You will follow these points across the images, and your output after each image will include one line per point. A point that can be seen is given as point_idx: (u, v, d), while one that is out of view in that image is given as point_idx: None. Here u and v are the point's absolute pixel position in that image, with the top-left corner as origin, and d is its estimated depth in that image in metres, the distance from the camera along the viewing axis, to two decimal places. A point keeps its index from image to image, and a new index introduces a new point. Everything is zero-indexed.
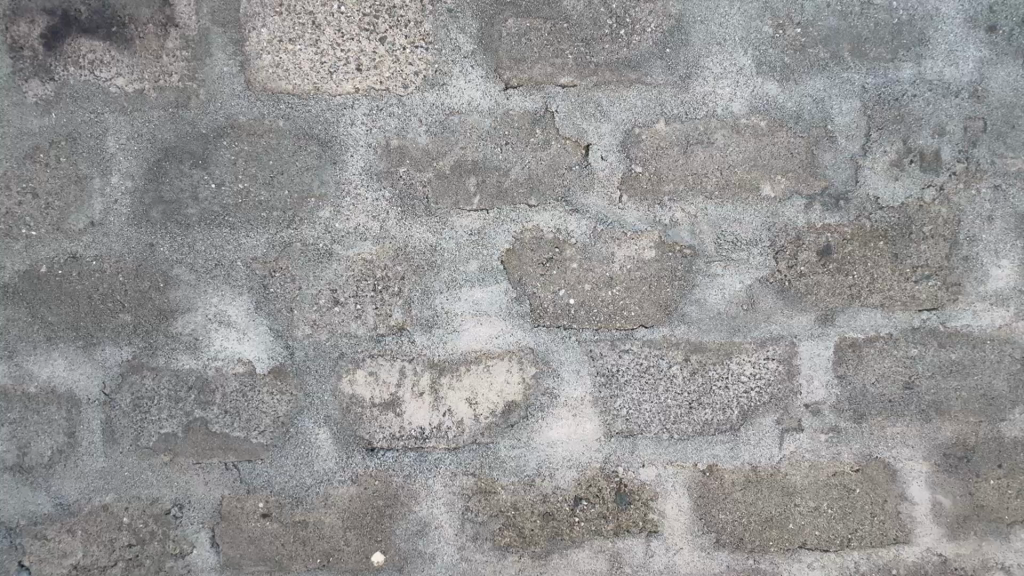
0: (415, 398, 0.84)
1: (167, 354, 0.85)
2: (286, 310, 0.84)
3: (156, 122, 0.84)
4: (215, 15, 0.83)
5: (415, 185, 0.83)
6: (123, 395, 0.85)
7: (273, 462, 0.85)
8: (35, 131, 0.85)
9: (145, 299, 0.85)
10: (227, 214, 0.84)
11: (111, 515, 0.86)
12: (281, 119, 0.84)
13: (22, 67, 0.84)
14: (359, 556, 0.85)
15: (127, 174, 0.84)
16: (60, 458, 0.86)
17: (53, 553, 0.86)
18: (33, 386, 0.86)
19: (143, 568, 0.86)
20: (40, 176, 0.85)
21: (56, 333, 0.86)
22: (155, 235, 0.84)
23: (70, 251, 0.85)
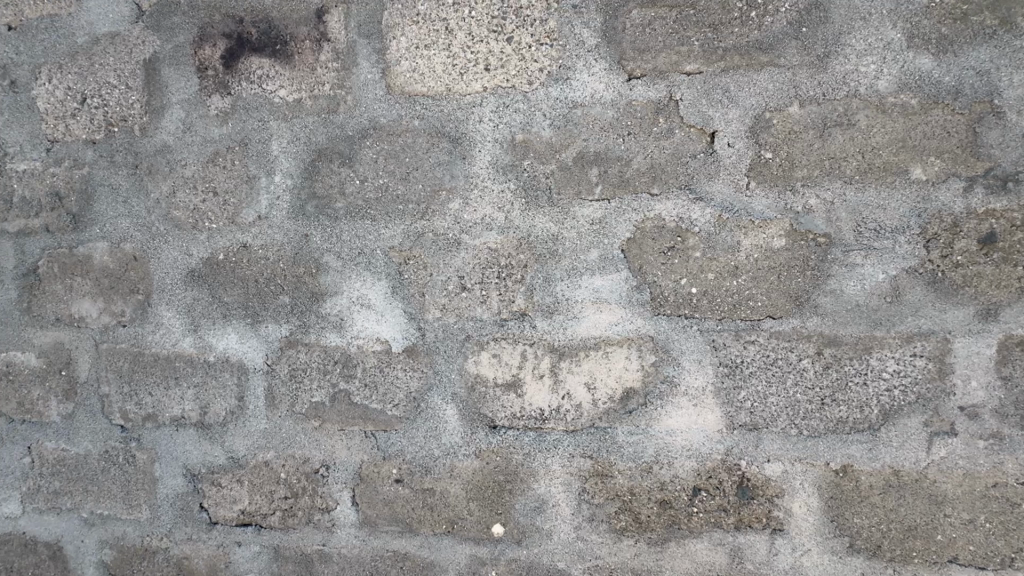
0: (536, 380, 0.88)
1: (318, 332, 0.96)
2: (418, 295, 0.92)
3: (310, 127, 0.95)
4: (361, 28, 0.93)
5: (539, 177, 0.87)
6: (282, 366, 0.98)
7: (406, 434, 0.93)
8: (216, 138, 0.99)
9: (301, 283, 0.96)
10: (368, 207, 0.93)
11: (271, 470, 0.99)
12: (416, 119, 0.91)
13: (207, 84, 0.99)
14: (481, 526, 0.91)
15: (288, 174, 0.96)
16: (232, 418, 1.01)
17: (226, 498, 1.01)
18: (212, 355, 1.01)
19: (296, 519, 0.98)
20: (219, 176, 0.99)
21: (230, 311, 1.00)
22: (310, 227, 0.95)
23: (242, 240, 0.99)
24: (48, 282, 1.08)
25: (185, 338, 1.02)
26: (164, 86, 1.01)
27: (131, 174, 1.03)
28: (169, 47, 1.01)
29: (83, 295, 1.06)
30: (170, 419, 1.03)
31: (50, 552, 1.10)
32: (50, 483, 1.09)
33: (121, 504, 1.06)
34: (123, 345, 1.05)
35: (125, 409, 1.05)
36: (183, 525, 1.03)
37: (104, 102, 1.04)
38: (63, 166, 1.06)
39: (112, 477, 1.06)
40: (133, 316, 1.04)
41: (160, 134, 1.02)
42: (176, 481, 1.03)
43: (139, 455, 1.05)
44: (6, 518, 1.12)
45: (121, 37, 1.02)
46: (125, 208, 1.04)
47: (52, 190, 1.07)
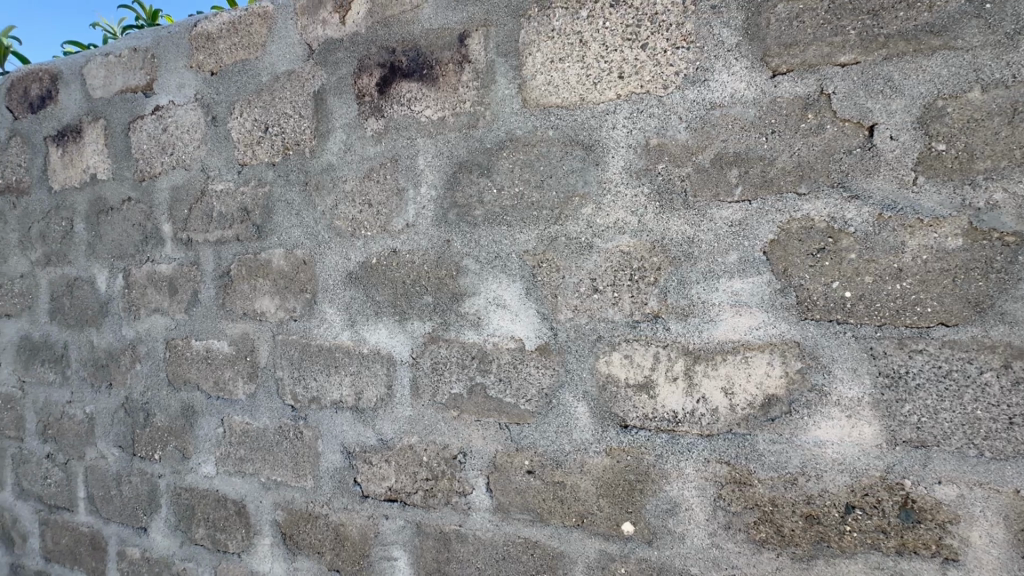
0: (670, 383, 0.89)
1: (457, 329, 1.05)
2: (551, 296, 0.96)
3: (452, 141, 1.04)
4: (499, 47, 1.00)
5: (674, 180, 0.87)
6: (425, 359, 1.08)
7: (538, 428, 0.98)
8: (371, 156, 1.12)
9: (443, 284, 1.05)
10: (505, 213, 1.00)
11: (415, 453, 1.09)
12: (551, 129, 0.96)
13: (364, 109, 1.13)
14: (611, 523, 0.93)
15: (432, 185, 1.06)
16: (381, 404, 1.13)
17: (376, 475, 1.14)
18: (366, 347, 1.14)
19: (436, 499, 1.07)
20: (374, 189, 1.12)
21: (381, 308, 1.12)
22: (451, 233, 1.04)
23: (392, 246, 1.10)
24: (238, 282, 1.29)
25: (344, 331, 1.17)
26: (329, 113, 1.17)
27: (302, 190, 1.20)
28: (334, 79, 1.16)
29: (264, 294, 1.26)
30: (331, 402, 1.18)
31: (236, 509, 1.31)
32: (237, 450, 1.31)
33: (290, 473, 1.23)
34: (294, 336, 1.22)
35: (296, 392, 1.22)
36: (340, 496, 1.18)
37: (282, 130, 1.22)
38: (250, 185, 1.27)
39: (285, 449, 1.24)
40: (302, 312, 1.21)
41: (325, 155, 1.18)
42: (335, 456, 1.18)
43: (305, 432, 1.21)
44: (204, 477, 1.35)
45: (296, 74, 1.20)
46: (297, 219, 1.21)
47: (242, 206, 1.28)
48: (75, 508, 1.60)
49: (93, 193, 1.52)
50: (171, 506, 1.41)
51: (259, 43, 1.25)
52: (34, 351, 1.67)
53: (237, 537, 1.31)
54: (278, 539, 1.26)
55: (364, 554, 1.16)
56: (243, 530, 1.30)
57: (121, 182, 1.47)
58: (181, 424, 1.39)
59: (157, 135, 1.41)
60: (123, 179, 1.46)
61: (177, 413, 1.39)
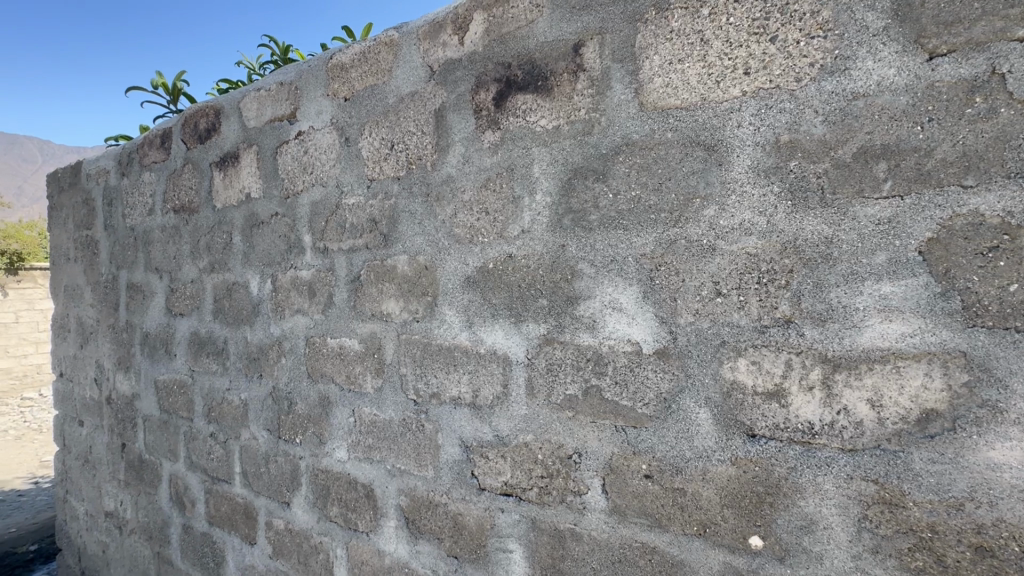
0: (805, 392, 0.84)
1: (572, 331, 1.07)
2: (671, 299, 0.95)
3: (567, 149, 1.07)
4: (615, 54, 1.01)
5: (809, 177, 0.83)
6: (540, 360, 1.11)
7: (657, 432, 0.97)
8: (488, 166, 1.19)
9: (558, 288, 1.08)
10: (621, 217, 1.00)
11: (530, 451, 1.13)
12: (669, 132, 0.95)
13: (481, 123, 1.19)
14: (737, 535, 0.90)
15: (547, 192, 1.10)
16: (498, 402, 1.18)
17: (493, 470, 1.19)
18: (483, 347, 1.20)
19: (551, 496, 1.10)
20: (491, 198, 1.18)
21: (497, 311, 1.17)
22: (566, 238, 1.07)
23: (508, 251, 1.16)
24: (367, 286, 1.42)
25: (462, 332, 1.24)
26: (449, 129, 1.25)
27: (424, 201, 1.30)
28: (453, 96, 1.24)
29: (389, 297, 1.37)
30: (450, 398, 1.26)
31: (365, 492, 1.44)
32: (366, 439, 1.44)
33: (413, 463, 1.34)
34: (416, 336, 1.32)
35: (418, 387, 1.32)
36: (458, 486, 1.25)
37: (406, 146, 1.33)
38: (378, 198, 1.40)
39: (408, 440, 1.35)
40: (424, 313, 1.31)
41: (445, 168, 1.26)
42: (454, 449, 1.26)
43: (426, 425, 1.31)
44: (338, 461, 1.50)
45: (419, 94, 1.31)
46: (420, 228, 1.31)
47: (371, 217, 1.41)
48: (232, 481, 1.85)
49: (248, 210, 1.76)
50: (310, 485, 1.59)
51: (386, 69, 1.37)
52: (202, 345, 1.97)
53: (366, 517, 1.44)
54: (402, 523, 1.36)
55: (481, 543, 1.22)
56: (371, 512, 1.43)
57: (270, 199, 1.69)
58: (319, 412, 1.56)
59: (299, 157, 1.59)
60: (272, 197, 1.68)
61: (315, 403, 1.57)
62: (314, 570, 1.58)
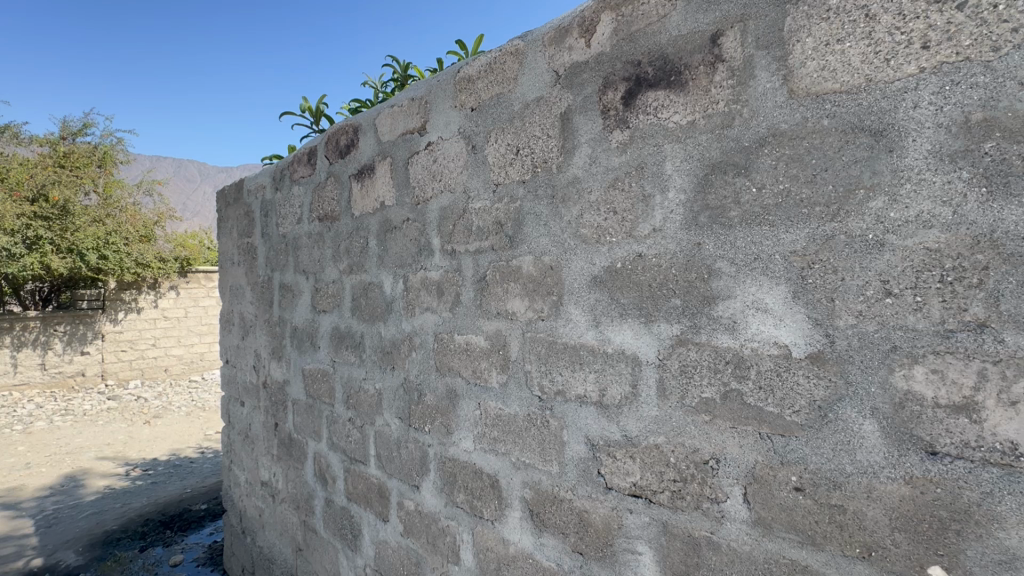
0: (1004, 406, 0.74)
1: (709, 332, 1.03)
2: (827, 300, 0.88)
3: (704, 143, 1.03)
4: (759, 40, 0.96)
5: (1011, 159, 0.73)
6: (673, 361, 1.09)
7: (810, 442, 0.91)
8: (616, 166, 1.18)
9: (693, 287, 1.05)
10: (767, 213, 0.95)
11: (661, 453, 1.11)
12: (826, 118, 0.88)
13: (609, 123, 1.20)
14: (912, 563, 0.81)
15: (681, 189, 1.07)
16: (626, 402, 1.17)
17: (620, 469, 1.19)
18: (610, 347, 1.20)
19: (685, 502, 1.07)
20: (619, 198, 1.18)
21: (626, 310, 1.17)
22: (703, 236, 1.04)
23: (638, 251, 1.15)
24: (493, 286, 1.49)
25: (588, 331, 1.25)
26: (575, 131, 1.27)
27: (549, 203, 1.33)
28: (580, 99, 1.26)
29: (515, 296, 1.42)
30: (576, 396, 1.28)
31: (490, 482, 1.51)
32: (491, 431, 1.51)
33: (538, 457, 1.37)
34: (542, 334, 1.36)
35: (543, 384, 1.36)
36: (584, 484, 1.26)
37: (531, 151, 1.37)
38: (503, 202, 1.46)
39: (533, 435, 1.38)
40: (549, 312, 1.33)
41: (571, 169, 1.28)
42: (580, 447, 1.27)
43: (551, 421, 1.33)
44: (464, 451, 1.60)
45: (545, 99, 1.34)
46: (545, 230, 1.34)
47: (496, 220, 1.48)
48: (368, 462, 2.05)
49: (383, 217, 1.94)
50: (438, 471, 1.70)
51: (512, 77, 1.43)
52: (342, 339, 2.20)
53: (491, 506, 1.51)
54: (526, 515, 1.41)
55: (608, 542, 1.22)
56: (496, 501, 1.50)
57: (403, 206, 1.83)
58: (446, 404, 1.66)
59: (429, 166, 1.72)
60: (404, 204, 1.83)
61: (443, 395, 1.67)
62: (442, 551, 1.69)
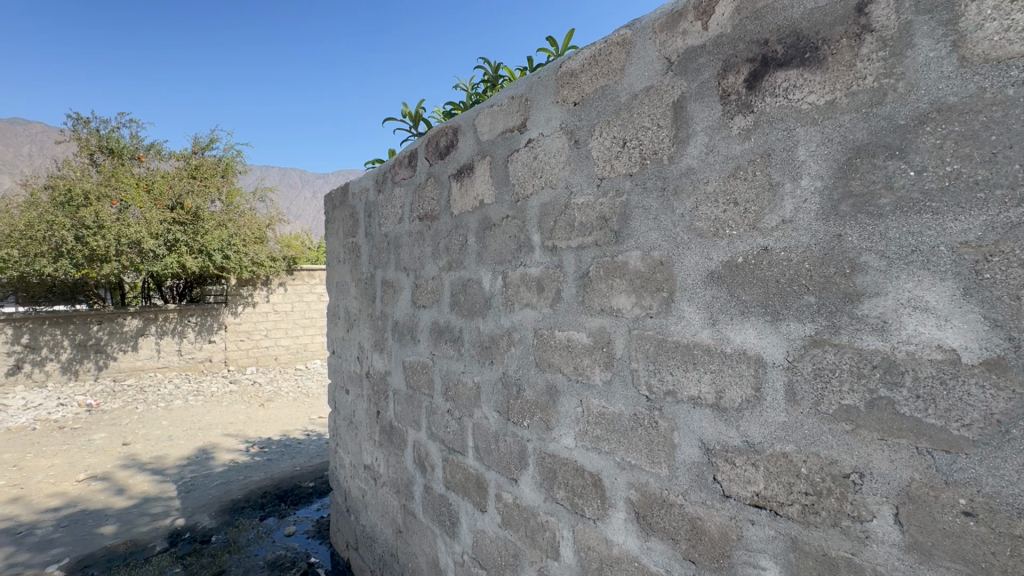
0: None
1: (851, 333, 0.94)
2: (1011, 298, 0.77)
3: (848, 125, 0.94)
4: (920, 4, 0.85)
5: None
6: (806, 364, 1.00)
7: (985, 461, 0.79)
8: (737, 154, 1.11)
9: (831, 284, 0.96)
10: (929, 199, 0.84)
11: (790, 462, 1.03)
12: (1011, 87, 0.76)
13: (730, 109, 1.13)
14: None
15: (817, 176, 0.98)
16: (748, 406, 1.10)
17: (740, 477, 1.11)
18: (729, 347, 1.13)
19: (819, 518, 0.99)
20: (741, 188, 1.11)
21: (748, 308, 1.09)
22: (844, 226, 0.94)
23: (763, 244, 1.07)
24: (596, 282, 1.47)
25: (704, 330, 1.18)
26: (690, 119, 1.21)
27: (659, 196, 1.28)
28: (695, 85, 1.20)
29: (621, 292, 1.39)
30: (688, 397, 1.22)
31: (592, 480, 1.49)
32: (594, 429, 1.49)
33: (645, 458, 1.33)
34: (650, 332, 1.31)
35: (651, 383, 1.31)
36: (698, 490, 1.20)
37: (640, 142, 1.33)
38: (608, 196, 1.42)
39: (639, 435, 1.34)
40: (659, 309, 1.28)
41: (685, 160, 1.22)
42: (693, 450, 1.21)
43: (661, 422, 1.29)
44: (565, 447, 1.59)
45: (655, 88, 1.29)
46: (654, 223, 1.29)
47: (601, 215, 1.45)
48: (466, 453, 2.11)
49: (482, 214, 1.98)
50: (537, 466, 1.71)
51: (618, 68, 1.40)
52: (441, 333, 2.29)
53: (593, 505, 1.49)
54: (632, 516, 1.37)
55: (725, 553, 1.15)
56: (598, 500, 1.48)
57: (502, 204, 1.86)
58: (546, 400, 1.67)
59: (529, 163, 1.73)
60: (503, 202, 1.85)
61: (543, 391, 1.68)
62: (541, 546, 1.70)
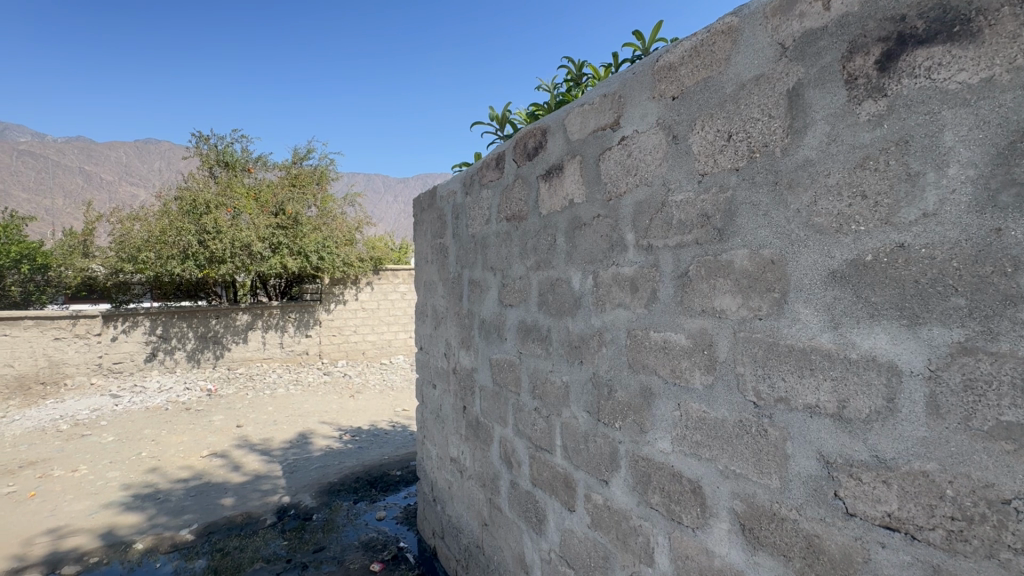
0: None
1: (1014, 341, 0.83)
2: None
3: (1010, 104, 0.83)
4: None
5: None
6: (953, 374, 0.90)
7: None
8: (867, 143, 1.02)
9: (986, 285, 0.86)
10: None
11: (932, 483, 0.93)
12: None
13: (857, 94, 1.04)
14: None
15: (969, 164, 0.88)
16: (878, 417, 1.01)
17: (868, 495, 1.03)
18: (855, 352, 1.04)
19: (969, 546, 0.89)
20: (870, 180, 1.02)
21: (878, 311, 1.00)
22: (1005, 220, 0.84)
23: (899, 241, 0.97)
24: (697, 282, 1.41)
25: (824, 334, 1.10)
26: (808, 107, 1.13)
27: (770, 190, 1.20)
28: (814, 71, 1.11)
29: (725, 292, 1.33)
30: (804, 406, 1.14)
31: (691, 487, 1.44)
32: (693, 434, 1.43)
33: (752, 468, 1.26)
34: (758, 335, 1.24)
35: (759, 389, 1.24)
36: (815, 505, 1.12)
37: (748, 135, 1.26)
38: (710, 192, 1.36)
39: (746, 443, 1.28)
40: (770, 311, 1.21)
41: (801, 151, 1.14)
42: (810, 463, 1.13)
43: (771, 431, 1.21)
44: (661, 451, 1.55)
45: (766, 77, 1.22)
46: (764, 220, 1.22)
47: (702, 212, 1.39)
48: (554, 452, 2.12)
49: (572, 214, 1.98)
50: (630, 469, 1.68)
51: (723, 58, 1.34)
52: (528, 332, 2.31)
53: (692, 513, 1.44)
54: (736, 528, 1.31)
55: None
56: (698, 508, 1.42)
57: (593, 203, 1.85)
58: (640, 402, 1.63)
59: (623, 161, 1.70)
60: (594, 201, 1.84)
61: (637, 393, 1.64)
62: (634, 550, 1.67)
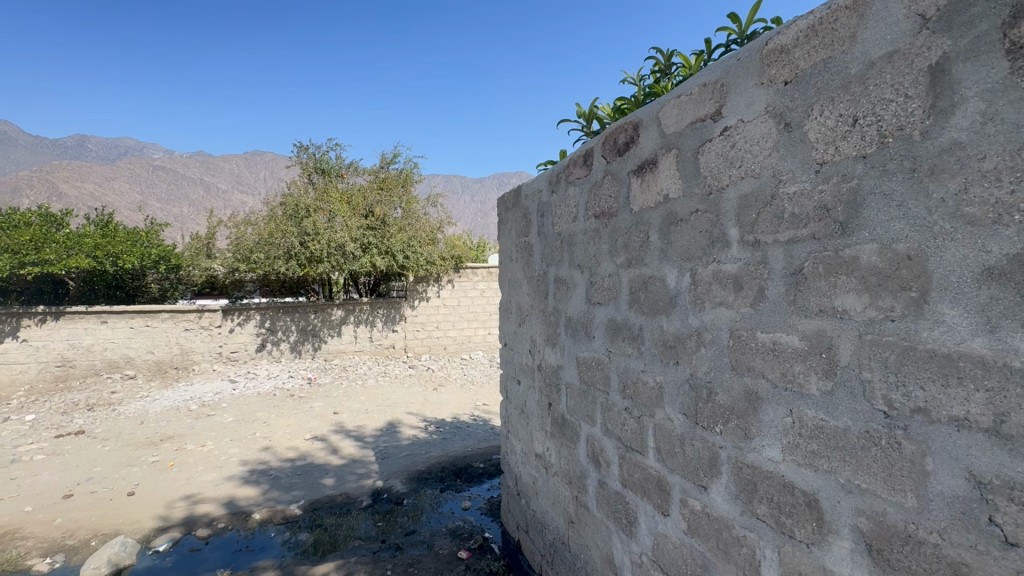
0: None
1: None
2: None
3: None
4: None
5: None
6: None
7: None
8: None
9: None
10: None
11: None
12: None
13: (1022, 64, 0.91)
14: None
15: None
16: None
17: None
18: (1019, 360, 0.92)
19: None
20: None
21: None
22: None
23: None
24: (814, 280, 1.31)
25: (975, 338, 0.98)
26: (957, 83, 1.01)
27: (906, 178, 1.09)
28: (965, 42, 0.99)
29: (849, 291, 1.22)
30: (949, 418, 1.02)
31: (805, 500, 1.34)
32: (808, 443, 1.34)
33: (882, 484, 1.15)
34: (890, 338, 1.13)
35: (891, 397, 1.13)
36: (962, 530, 1.01)
37: (878, 118, 1.15)
38: (830, 182, 1.26)
39: (874, 457, 1.17)
40: (904, 312, 1.10)
41: (947, 134, 1.02)
42: (957, 483, 1.01)
43: (905, 444, 1.10)
44: (769, 460, 1.46)
45: (901, 53, 1.11)
46: (898, 211, 1.11)
47: (820, 204, 1.29)
48: (646, 453, 2.07)
49: (666, 210, 1.92)
50: (732, 476, 1.60)
51: (846, 36, 1.23)
52: (618, 331, 2.28)
53: (806, 527, 1.35)
54: (861, 548, 1.21)
55: None
56: (813, 523, 1.33)
57: (691, 197, 1.78)
58: (744, 406, 1.54)
59: (725, 152, 1.62)
60: (693, 195, 1.77)
61: (740, 397, 1.56)
62: (736, 561, 1.60)
